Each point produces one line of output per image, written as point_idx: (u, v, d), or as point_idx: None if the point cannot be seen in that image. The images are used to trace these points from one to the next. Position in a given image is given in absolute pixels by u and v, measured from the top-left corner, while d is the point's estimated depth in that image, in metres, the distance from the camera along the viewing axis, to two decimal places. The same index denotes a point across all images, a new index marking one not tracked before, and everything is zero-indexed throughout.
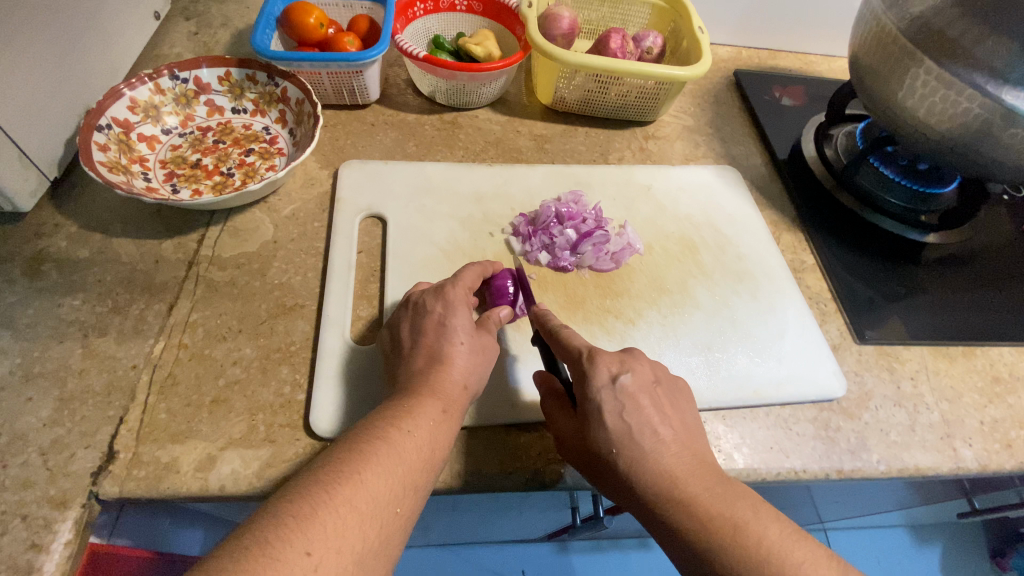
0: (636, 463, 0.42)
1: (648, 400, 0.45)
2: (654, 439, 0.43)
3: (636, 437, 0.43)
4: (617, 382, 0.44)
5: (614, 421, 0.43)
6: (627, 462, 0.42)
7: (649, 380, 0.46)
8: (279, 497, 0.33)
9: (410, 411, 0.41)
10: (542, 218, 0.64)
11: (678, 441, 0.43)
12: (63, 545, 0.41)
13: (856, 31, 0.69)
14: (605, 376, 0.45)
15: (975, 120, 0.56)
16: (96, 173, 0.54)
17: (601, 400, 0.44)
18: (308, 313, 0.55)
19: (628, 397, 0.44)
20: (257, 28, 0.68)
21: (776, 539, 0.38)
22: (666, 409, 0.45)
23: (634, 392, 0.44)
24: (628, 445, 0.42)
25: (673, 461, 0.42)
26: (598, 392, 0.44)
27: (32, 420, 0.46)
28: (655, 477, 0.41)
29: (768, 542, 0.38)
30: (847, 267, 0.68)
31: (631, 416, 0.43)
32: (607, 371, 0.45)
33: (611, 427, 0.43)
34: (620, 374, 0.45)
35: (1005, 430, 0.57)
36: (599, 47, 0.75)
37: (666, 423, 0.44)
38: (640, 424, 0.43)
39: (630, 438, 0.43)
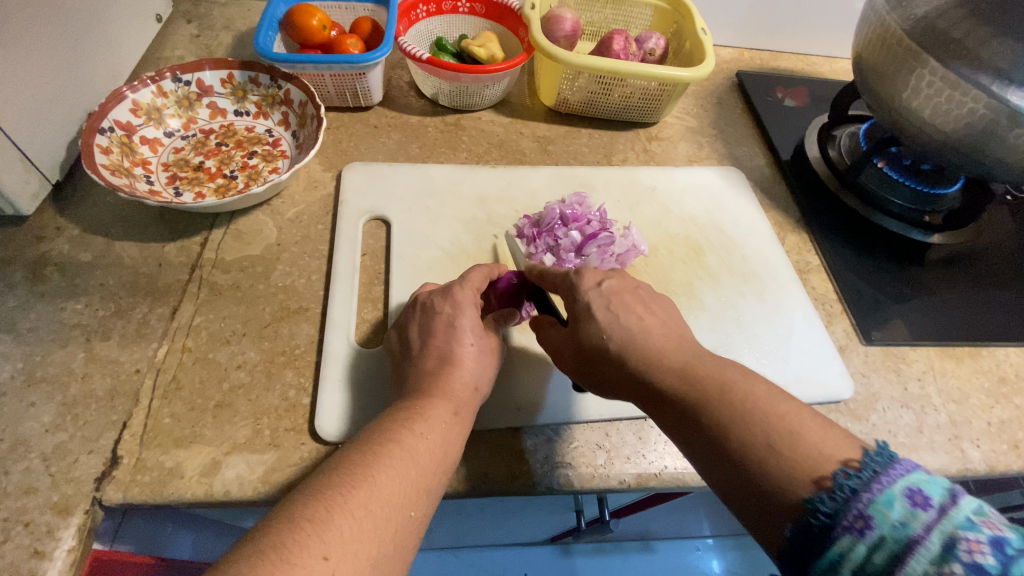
0: (626, 342, 0.43)
1: (631, 296, 0.47)
2: (639, 322, 0.44)
3: (622, 322, 0.44)
4: (602, 285, 0.47)
5: (601, 311, 0.45)
6: (618, 344, 0.43)
7: (632, 285, 0.49)
8: (294, 501, 0.33)
9: (422, 413, 0.41)
10: (547, 220, 0.63)
11: (664, 326, 0.45)
12: (67, 552, 0.40)
13: (860, 32, 0.69)
14: (590, 283, 0.48)
15: (980, 120, 0.56)
16: (98, 176, 0.54)
17: (589, 298, 0.46)
18: (313, 316, 0.55)
19: (614, 295, 0.47)
20: (259, 30, 0.67)
21: (764, 395, 0.37)
22: (651, 306, 0.47)
23: (617, 291, 0.47)
24: (617, 329, 0.44)
25: (659, 339, 0.43)
26: (585, 293, 0.47)
27: (34, 424, 0.45)
28: (643, 354, 0.42)
29: (752, 398, 0.37)
30: (852, 268, 0.68)
31: (616, 306, 0.45)
32: (592, 279, 0.48)
33: (599, 317, 0.45)
34: (605, 281, 0.48)
35: (1012, 431, 0.56)
36: (601, 49, 0.75)
37: (650, 314, 0.46)
38: (625, 313, 0.45)
39: (617, 323, 0.44)
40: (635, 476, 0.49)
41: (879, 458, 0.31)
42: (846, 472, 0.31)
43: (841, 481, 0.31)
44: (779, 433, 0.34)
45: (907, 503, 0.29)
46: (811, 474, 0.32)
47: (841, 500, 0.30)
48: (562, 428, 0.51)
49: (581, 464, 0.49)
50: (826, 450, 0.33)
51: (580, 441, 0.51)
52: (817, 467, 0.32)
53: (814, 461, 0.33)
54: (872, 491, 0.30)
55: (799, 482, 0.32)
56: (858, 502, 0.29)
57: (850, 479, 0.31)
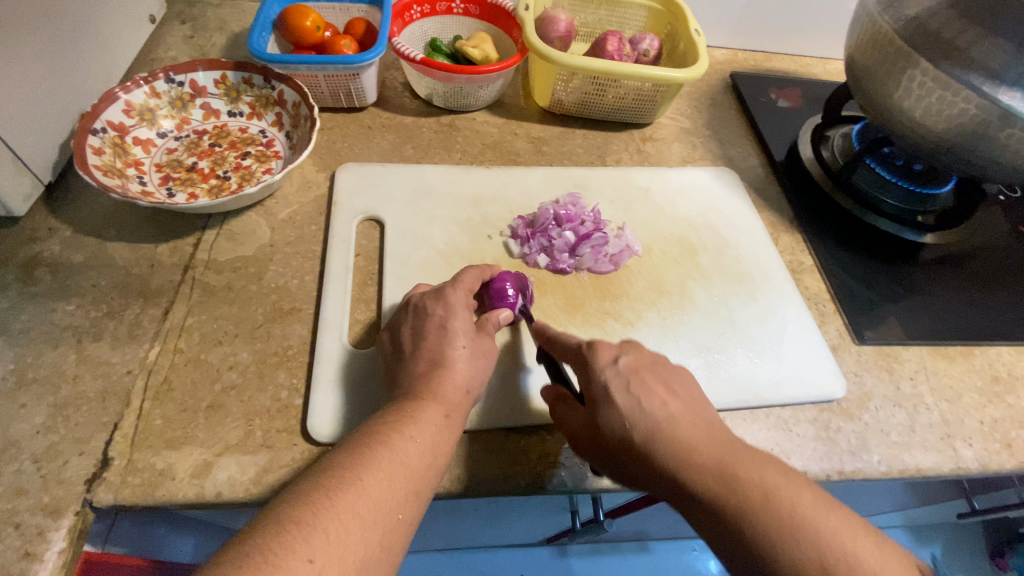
0: (652, 434, 0.42)
1: (650, 374, 0.46)
2: (663, 407, 0.43)
3: (645, 409, 0.43)
4: (619, 362, 0.46)
5: (621, 395, 0.44)
6: (644, 436, 0.42)
7: (650, 360, 0.47)
8: (281, 504, 0.33)
9: (412, 416, 0.41)
10: (541, 221, 0.63)
11: (688, 411, 0.44)
12: (57, 554, 0.40)
13: (852, 33, 0.69)
14: (605, 358, 0.46)
15: (972, 121, 0.57)
16: (90, 176, 0.54)
17: (606, 378, 0.45)
18: (306, 317, 0.55)
19: (633, 375, 0.45)
20: (253, 31, 0.67)
21: (809, 504, 0.37)
22: (671, 384, 0.46)
23: (636, 370, 0.46)
24: (640, 417, 0.43)
25: (688, 431, 0.42)
26: (601, 372, 0.46)
27: (25, 426, 0.45)
28: (674, 447, 0.41)
29: (800, 510, 0.37)
30: (845, 268, 0.68)
31: (638, 390, 0.44)
32: (608, 354, 0.47)
33: (620, 402, 0.44)
34: (620, 357, 0.47)
35: (1005, 429, 0.57)
36: (595, 50, 0.75)
37: (674, 397, 0.45)
38: (647, 396, 0.44)
39: (639, 410, 0.43)
40: None
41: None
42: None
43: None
44: (835, 554, 0.35)
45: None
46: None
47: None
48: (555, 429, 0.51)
49: (575, 466, 0.49)
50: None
51: None
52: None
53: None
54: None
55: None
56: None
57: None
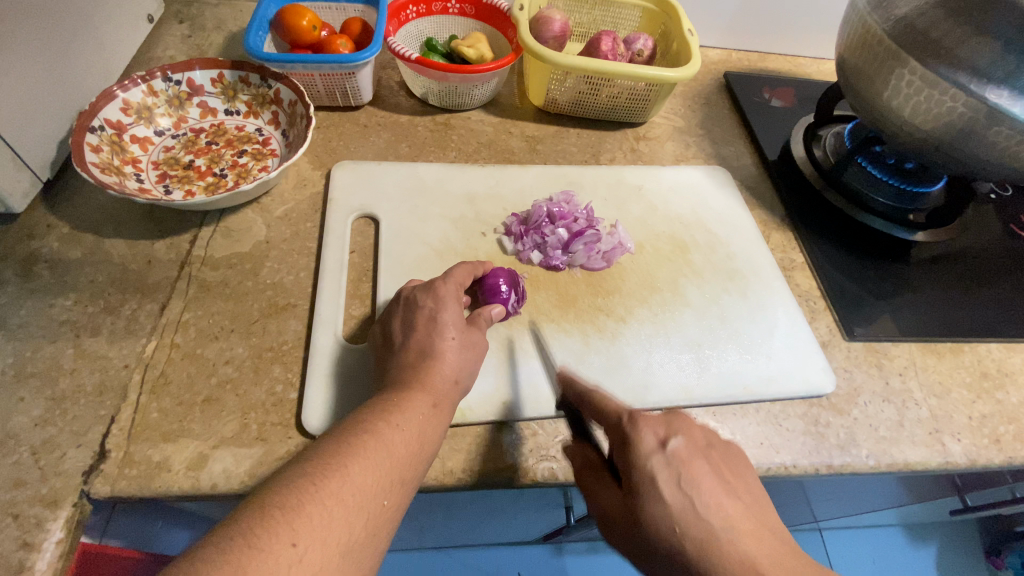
0: (707, 546, 0.36)
1: (704, 465, 0.40)
2: (721, 514, 0.38)
3: (701, 512, 0.38)
4: (669, 448, 0.40)
5: (672, 493, 0.38)
6: (696, 546, 0.37)
7: (703, 443, 0.41)
8: (266, 489, 0.34)
9: (399, 405, 0.41)
10: (534, 218, 0.64)
11: (748, 518, 0.38)
12: (55, 544, 0.41)
13: (842, 32, 0.70)
14: (653, 442, 0.40)
15: (960, 119, 0.57)
16: (88, 173, 0.55)
17: (653, 468, 0.39)
18: (301, 312, 0.55)
19: (684, 464, 0.39)
20: (250, 30, 0.68)
21: None
22: (726, 477, 0.40)
23: (688, 458, 0.40)
24: (693, 524, 0.37)
25: (750, 544, 0.37)
26: (647, 461, 0.39)
27: (23, 419, 0.46)
28: (737, 566, 0.36)
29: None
30: (836, 266, 0.69)
31: (690, 488, 0.38)
32: (654, 436, 0.40)
33: (669, 500, 0.38)
34: (670, 439, 0.40)
35: (993, 425, 0.57)
36: (589, 50, 0.76)
37: (732, 495, 0.39)
38: (700, 495, 0.38)
39: (692, 514, 0.37)
40: None
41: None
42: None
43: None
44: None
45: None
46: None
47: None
48: (547, 422, 0.52)
49: (565, 460, 0.50)
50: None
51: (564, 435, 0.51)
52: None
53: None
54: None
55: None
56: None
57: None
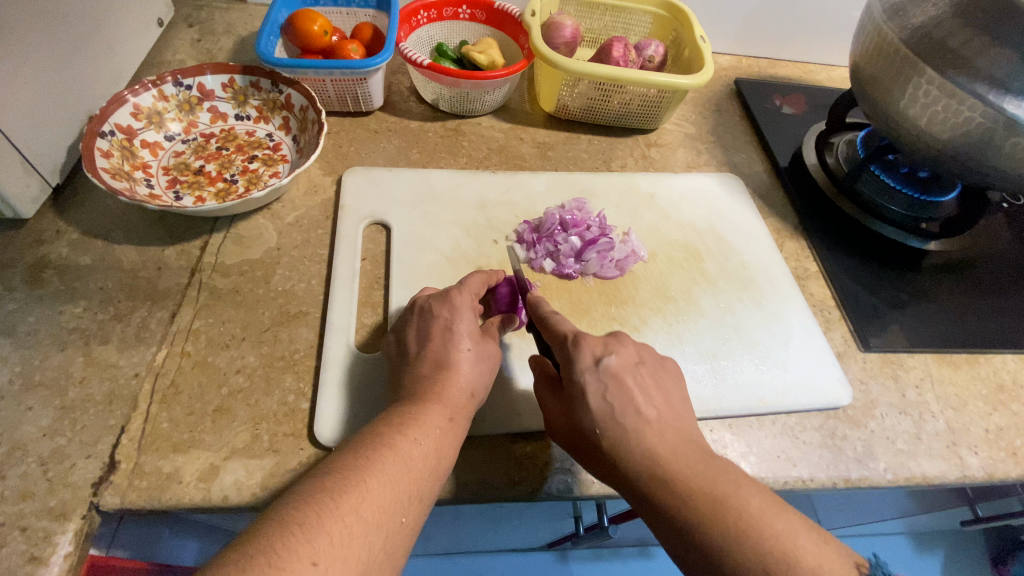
0: (618, 439, 0.42)
1: (632, 379, 0.44)
2: (635, 417, 0.42)
3: (618, 416, 0.42)
4: (602, 364, 0.44)
5: (596, 400, 0.43)
6: (611, 442, 0.42)
7: (634, 360, 0.46)
8: (285, 504, 0.33)
9: (417, 418, 0.41)
10: (547, 225, 0.63)
11: (660, 421, 0.43)
12: (63, 558, 0.40)
13: (857, 40, 0.70)
14: (588, 359, 0.45)
15: (977, 130, 0.57)
16: (99, 179, 0.54)
17: (585, 382, 0.44)
18: (312, 320, 0.55)
19: (613, 378, 0.44)
20: (262, 35, 0.68)
21: (757, 509, 0.37)
22: (651, 390, 0.45)
23: (618, 372, 0.44)
24: (610, 423, 0.42)
25: (655, 438, 0.41)
26: (581, 374, 0.44)
27: (31, 429, 0.45)
28: (638, 456, 0.41)
29: (748, 514, 0.37)
30: (851, 276, 0.68)
31: (613, 396, 0.43)
32: (591, 354, 0.45)
33: (594, 407, 0.43)
34: (605, 356, 0.45)
35: (1010, 438, 0.56)
36: (601, 56, 0.76)
37: (651, 404, 0.44)
38: (623, 404, 0.43)
39: (611, 417, 0.42)
40: None
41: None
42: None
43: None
44: (776, 560, 0.35)
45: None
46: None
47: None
48: None
49: (579, 472, 0.49)
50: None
51: None
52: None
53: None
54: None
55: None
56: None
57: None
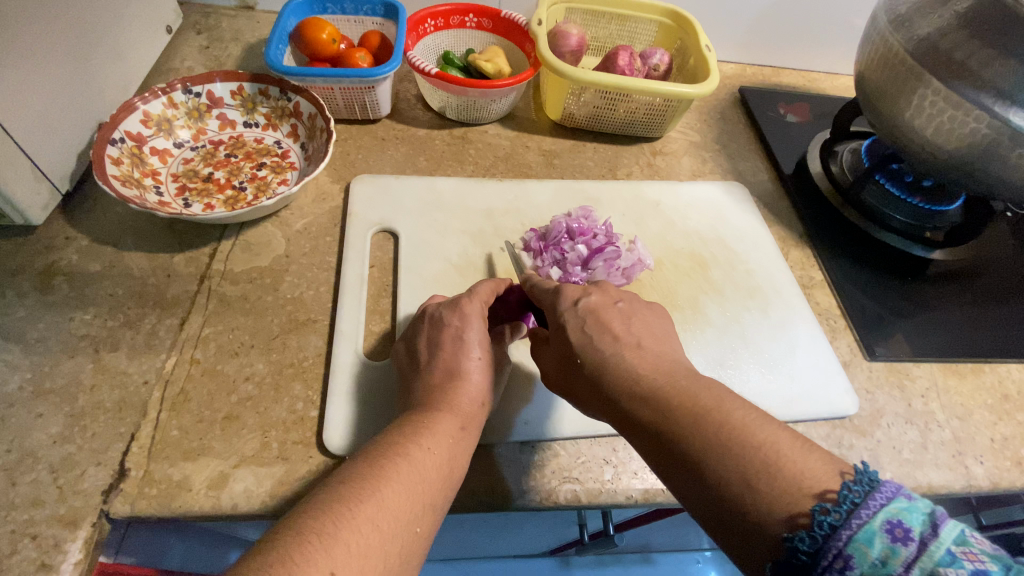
0: (600, 363, 0.44)
1: (611, 313, 0.47)
2: (613, 343, 0.45)
3: (595, 343, 0.45)
4: (579, 304, 0.48)
5: (575, 333, 0.46)
6: (592, 367, 0.44)
7: (612, 301, 0.49)
8: (301, 514, 0.33)
9: (430, 427, 0.41)
10: (553, 234, 0.63)
11: (640, 347, 0.45)
12: (74, 565, 0.40)
13: (862, 50, 0.70)
14: (567, 302, 0.48)
15: (983, 140, 0.57)
16: (109, 187, 0.54)
17: (565, 319, 0.47)
18: (321, 328, 0.55)
19: (591, 315, 0.47)
20: (270, 44, 0.68)
21: (741, 419, 0.37)
22: (631, 323, 0.47)
23: (595, 308, 0.48)
24: (590, 351, 0.44)
25: (635, 359, 0.43)
26: (562, 314, 0.48)
27: (42, 436, 0.45)
28: (620, 380, 0.42)
29: (729, 425, 0.36)
30: (856, 285, 0.68)
31: (591, 327, 0.46)
32: (569, 298, 0.49)
33: (573, 338, 0.46)
34: (583, 298, 0.48)
35: (1015, 447, 0.57)
36: (607, 65, 0.76)
37: (628, 332, 0.46)
38: (600, 333, 0.45)
39: (591, 346, 0.45)
40: (643, 491, 0.49)
41: (857, 486, 0.31)
42: (823, 505, 0.31)
43: (819, 517, 0.31)
44: (755, 467, 0.34)
45: (887, 538, 0.29)
46: (787, 510, 0.32)
47: (821, 538, 0.30)
48: (569, 443, 0.51)
49: (588, 481, 0.49)
50: (804, 481, 0.33)
51: (587, 456, 0.51)
52: (794, 503, 0.32)
53: (792, 495, 0.33)
54: (851, 527, 0.30)
55: (774, 519, 0.32)
56: (837, 540, 0.29)
57: (829, 515, 0.31)
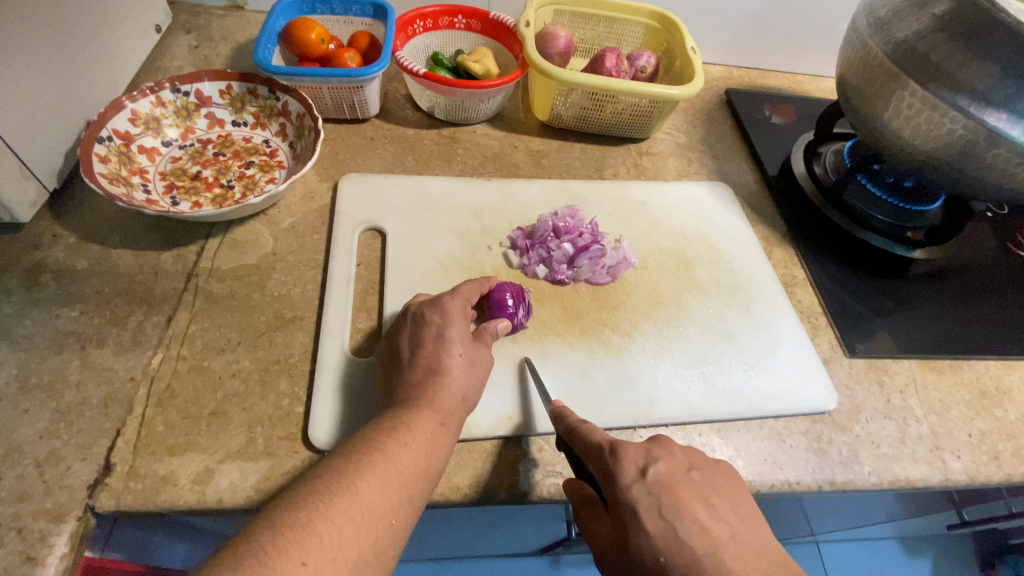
0: (691, 567, 0.37)
1: (688, 489, 0.40)
2: (703, 535, 0.38)
3: (682, 539, 0.38)
4: (648, 475, 0.40)
5: (654, 520, 0.39)
6: (680, 574, 0.37)
7: (684, 467, 0.42)
8: (277, 507, 0.34)
9: (407, 423, 0.42)
10: (540, 232, 0.64)
11: (733, 538, 0.38)
12: (59, 559, 0.41)
13: (843, 53, 0.71)
14: (632, 471, 0.41)
15: (959, 141, 0.58)
16: (96, 184, 0.54)
17: (634, 497, 0.40)
18: (307, 325, 0.55)
19: (665, 492, 0.40)
20: (259, 44, 0.69)
21: None
22: (712, 499, 0.41)
23: (669, 483, 0.40)
24: (677, 549, 0.37)
25: (737, 564, 0.37)
26: (628, 490, 0.40)
27: (28, 432, 0.46)
28: None
29: None
30: (837, 283, 0.69)
31: (672, 513, 0.39)
32: (634, 465, 0.41)
33: (651, 529, 0.38)
34: (649, 466, 0.41)
35: (992, 442, 0.58)
36: (594, 66, 0.77)
37: (716, 518, 0.39)
38: (683, 521, 0.38)
39: (678, 542, 0.38)
40: None
41: None
42: None
43: None
44: None
45: None
46: None
47: None
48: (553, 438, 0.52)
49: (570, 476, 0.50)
50: None
51: None
52: None
53: None
54: None
55: None
56: None
57: None
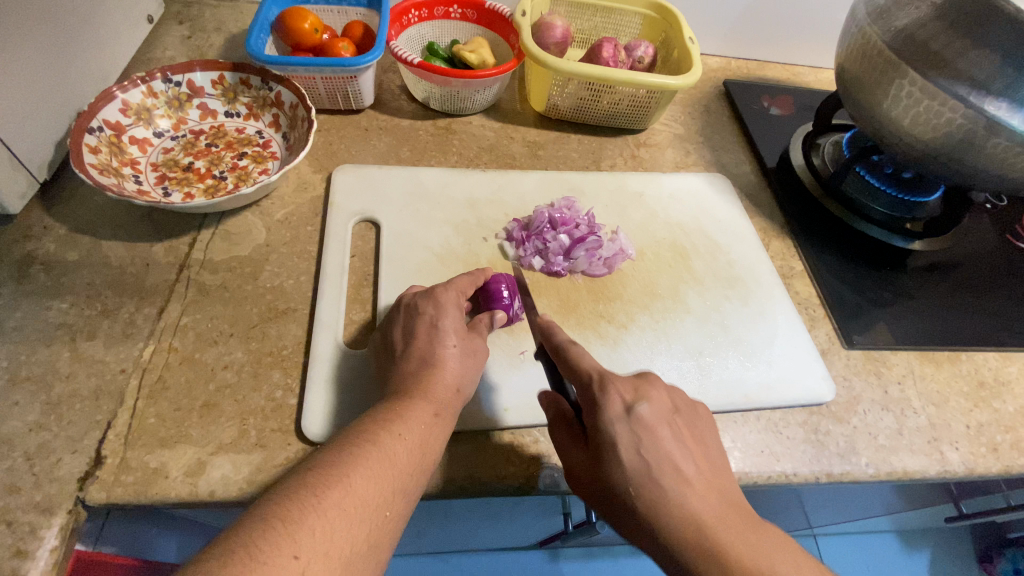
0: (654, 498, 0.38)
1: (667, 431, 0.41)
2: (675, 474, 0.39)
3: (654, 473, 0.39)
4: (633, 412, 0.41)
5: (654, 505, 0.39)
6: (646, 504, 0.39)
7: (668, 409, 0.43)
8: (269, 500, 0.33)
9: (401, 414, 0.41)
10: (536, 223, 0.64)
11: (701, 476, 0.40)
12: (49, 552, 0.40)
13: (841, 43, 0.70)
14: (617, 409, 0.41)
15: (958, 131, 0.58)
16: (86, 175, 0.54)
17: (615, 433, 0.40)
18: (300, 317, 0.55)
19: (645, 429, 0.40)
20: (252, 33, 0.68)
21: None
22: (687, 441, 0.42)
23: (651, 424, 0.41)
24: (647, 484, 0.39)
25: (700, 503, 0.38)
26: (610, 424, 0.41)
27: (18, 424, 0.45)
28: (677, 520, 0.37)
29: None
30: (835, 275, 0.69)
31: (649, 452, 0.40)
32: (620, 401, 0.42)
33: (626, 462, 0.40)
34: (636, 403, 0.42)
35: (990, 433, 0.57)
36: (591, 56, 0.76)
37: (689, 458, 0.40)
38: (658, 460, 0.40)
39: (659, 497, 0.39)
40: None
41: None
42: None
43: None
44: None
45: None
46: None
47: None
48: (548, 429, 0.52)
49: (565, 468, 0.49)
50: None
51: None
52: None
53: None
54: None
55: None
56: None
57: None
